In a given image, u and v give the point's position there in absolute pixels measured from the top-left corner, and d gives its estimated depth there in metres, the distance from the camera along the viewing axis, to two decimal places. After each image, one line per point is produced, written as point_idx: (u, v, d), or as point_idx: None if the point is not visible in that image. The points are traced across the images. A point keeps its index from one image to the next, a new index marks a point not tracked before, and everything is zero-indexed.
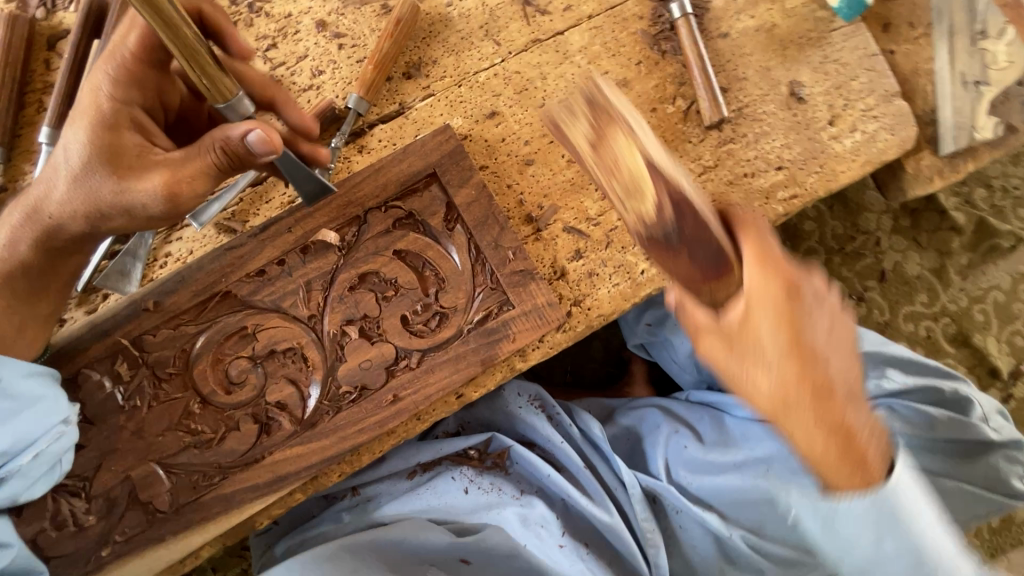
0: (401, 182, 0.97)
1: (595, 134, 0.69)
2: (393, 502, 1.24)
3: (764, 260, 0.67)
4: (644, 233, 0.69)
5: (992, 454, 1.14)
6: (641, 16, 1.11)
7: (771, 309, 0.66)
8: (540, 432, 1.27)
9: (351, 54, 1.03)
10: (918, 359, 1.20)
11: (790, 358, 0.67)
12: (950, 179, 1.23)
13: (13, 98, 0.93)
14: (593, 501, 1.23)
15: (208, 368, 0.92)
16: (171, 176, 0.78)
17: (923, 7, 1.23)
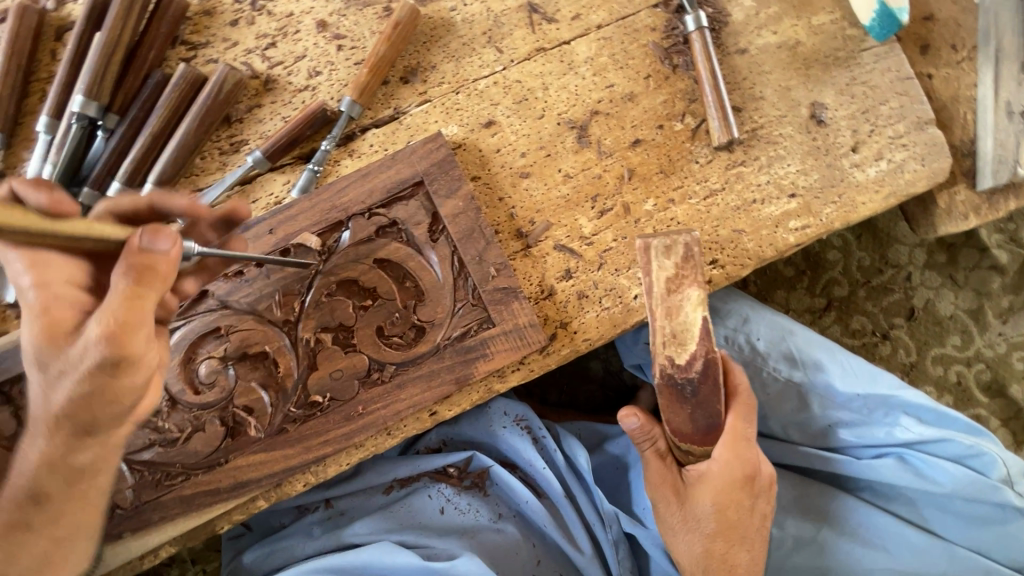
0: (387, 189, 0.95)
1: (671, 305, 0.84)
2: (365, 520, 1.20)
3: (734, 438, 0.89)
4: (677, 377, 0.86)
5: (1011, 521, 1.05)
6: (654, 28, 1.05)
7: (730, 460, 0.90)
8: (523, 455, 1.24)
9: (349, 56, 1.01)
10: (942, 410, 1.09)
11: (726, 490, 0.90)
12: (987, 218, 1.13)
13: (15, 86, 0.94)
14: (568, 535, 1.20)
15: (178, 367, 0.91)
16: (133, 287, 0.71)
17: (968, 28, 1.13)
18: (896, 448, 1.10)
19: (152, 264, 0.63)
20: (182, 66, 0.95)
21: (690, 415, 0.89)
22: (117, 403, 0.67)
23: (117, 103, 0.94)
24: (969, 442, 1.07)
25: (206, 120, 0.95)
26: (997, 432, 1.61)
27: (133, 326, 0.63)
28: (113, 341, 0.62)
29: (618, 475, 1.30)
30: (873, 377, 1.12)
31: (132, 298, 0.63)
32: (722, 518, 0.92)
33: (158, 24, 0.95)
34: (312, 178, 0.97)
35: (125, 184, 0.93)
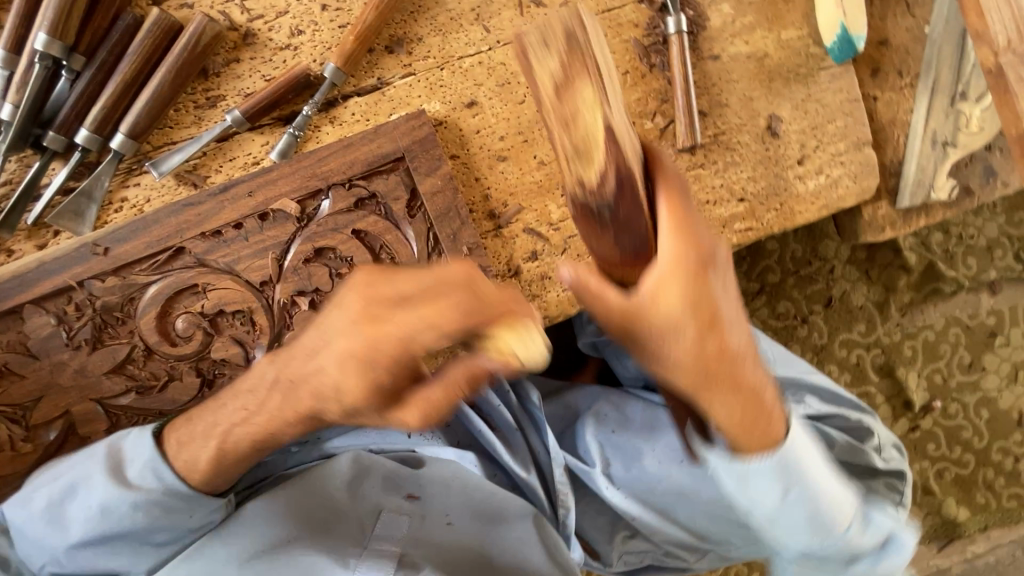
0: (370, 161, 0.98)
1: (563, 111, 0.70)
2: (342, 435, 1.29)
3: (655, 301, 0.73)
4: (587, 201, 0.75)
5: (876, 478, 1.22)
6: (637, 24, 1.09)
7: (628, 320, 0.75)
8: (482, 394, 1.36)
9: (334, 18, 0.99)
10: (837, 389, 1.25)
11: (688, 283, 0.73)
12: (900, 231, 1.31)
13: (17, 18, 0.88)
14: (516, 459, 1.34)
15: (154, 319, 0.94)
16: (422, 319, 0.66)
17: (914, 56, 1.25)
18: None
19: (382, 276, 0.70)
20: (155, 11, 0.91)
21: (613, 239, 0.76)
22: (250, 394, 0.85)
23: (83, 43, 0.90)
24: (854, 416, 1.22)
25: (183, 74, 0.92)
26: (881, 406, 1.90)
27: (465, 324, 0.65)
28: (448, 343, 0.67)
29: (565, 420, 1.45)
30: (785, 360, 1.29)
31: (398, 305, 0.67)
32: (700, 345, 0.75)
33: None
34: (291, 143, 0.98)
35: (95, 133, 0.91)
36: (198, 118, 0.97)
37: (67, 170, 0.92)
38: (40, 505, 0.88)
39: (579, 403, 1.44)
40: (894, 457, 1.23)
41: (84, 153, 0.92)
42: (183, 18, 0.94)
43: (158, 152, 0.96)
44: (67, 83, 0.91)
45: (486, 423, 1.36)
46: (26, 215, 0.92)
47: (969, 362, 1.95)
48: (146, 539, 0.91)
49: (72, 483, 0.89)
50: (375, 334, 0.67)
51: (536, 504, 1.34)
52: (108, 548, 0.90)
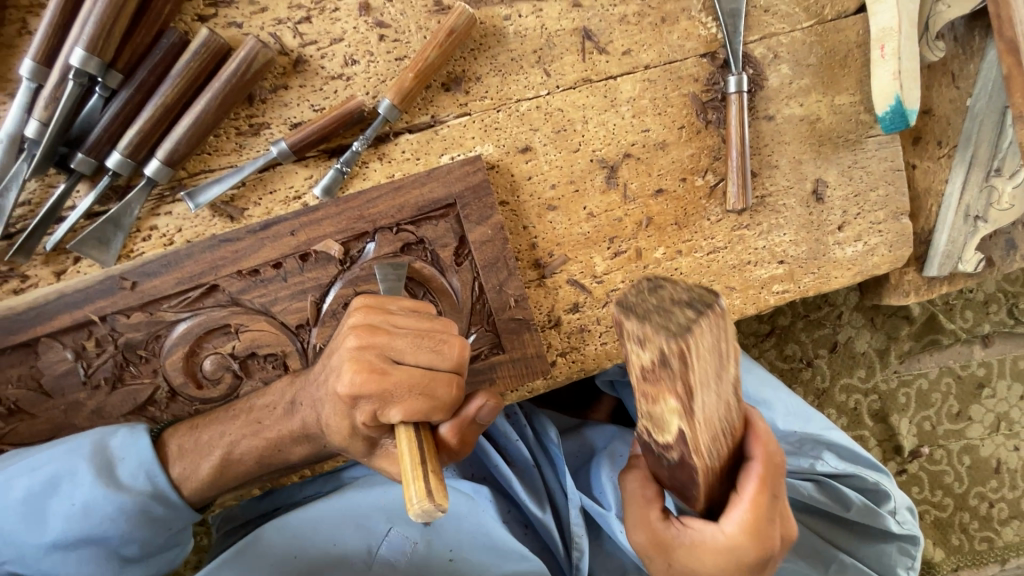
0: (419, 206, 0.93)
1: (647, 393, 0.64)
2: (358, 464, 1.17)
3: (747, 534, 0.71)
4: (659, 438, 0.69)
5: (888, 542, 1.24)
6: (697, 79, 1.06)
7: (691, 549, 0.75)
8: (499, 428, 1.37)
9: (390, 49, 0.94)
10: (854, 447, 1.27)
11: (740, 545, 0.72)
12: (922, 296, 1.33)
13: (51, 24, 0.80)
14: (532, 496, 1.31)
15: (181, 360, 0.88)
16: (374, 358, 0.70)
17: (955, 127, 1.26)
18: (817, 475, 1.25)
19: (382, 306, 0.75)
20: (203, 31, 0.84)
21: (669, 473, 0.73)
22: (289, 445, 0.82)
23: (121, 60, 0.82)
24: (873, 477, 1.24)
25: (228, 100, 0.86)
26: (872, 448, 1.96)
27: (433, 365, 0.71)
28: (418, 373, 0.70)
29: (580, 458, 1.43)
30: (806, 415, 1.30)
31: (393, 329, 0.72)
32: None
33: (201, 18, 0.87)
34: (338, 179, 0.93)
35: (128, 157, 0.84)
36: (238, 146, 0.91)
37: (94, 195, 0.85)
38: (20, 493, 0.77)
39: (595, 442, 1.43)
40: (908, 521, 1.25)
41: (113, 178, 0.85)
42: (232, 39, 0.88)
43: (194, 179, 0.90)
44: (100, 100, 0.84)
45: (502, 457, 1.35)
46: (45, 240, 0.85)
47: (957, 411, 2.00)
48: (115, 549, 0.81)
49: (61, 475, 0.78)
50: (356, 382, 0.69)
51: (548, 544, 1.31)
52: (76, 553, 0.79)
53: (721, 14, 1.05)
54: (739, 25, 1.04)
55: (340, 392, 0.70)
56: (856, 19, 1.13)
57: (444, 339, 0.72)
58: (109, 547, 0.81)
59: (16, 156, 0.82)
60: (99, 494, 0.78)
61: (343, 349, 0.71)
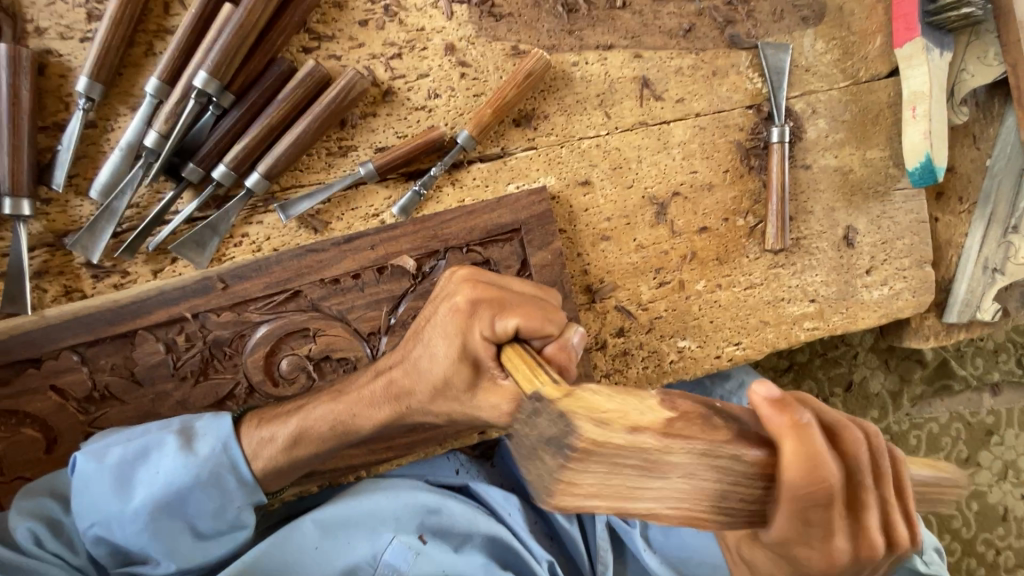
0: (487, 230, 1.01)
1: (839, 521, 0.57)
2: (403, 466, 1.20)
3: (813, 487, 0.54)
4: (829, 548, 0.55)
5: None
6: (742, 127, 1.16)
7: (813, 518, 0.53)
8: None
9: (470, 86, 1.03)
10: None
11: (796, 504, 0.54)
12: (941, 341, 1.40)
13: (176, 50, 0.89)
14: (560, 509, 1.34)
15: (261, 359, 0.95)
16: (483, 279, 0.81)
17: (974, 185, 1.35)
18: None
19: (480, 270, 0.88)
20: (310, 62, 0.93)
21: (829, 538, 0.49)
22: (358, 424, 0.85)
23: (236, 84, 0.91)
24: None
25: (325, 123, 0.94)
26: None
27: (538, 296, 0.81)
28: (528, 299, 0.79)
29: None
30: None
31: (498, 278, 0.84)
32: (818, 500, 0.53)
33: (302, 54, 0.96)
34: (415, 200, 1.01)
35: (232, 169, 0.92)
36: (327, 165, 0.99)
37: (197, 202, 0.93)
38: (113, 461, 0.84)
39: None
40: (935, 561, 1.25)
41: (216, 188, 0.93)
42: (331, 69, 0.97)
43: (286, 194, 0.98)
44: (211, 117, 0.92)
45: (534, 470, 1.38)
46: (148, 240, 0.93)
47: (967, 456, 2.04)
48: (190, 522, 0.87)
49: (149, 452, 0.85)
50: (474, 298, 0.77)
51: (574, 557, 1.33)
52: (153, 527, 0.85)
53: (767, 71, 1.15)
54: (783, 81, 1.14)
55: (459, 302, 0.76)
56: (889, 82, 1.23)
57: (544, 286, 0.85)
58: (185, 519, 0.87)
59: (132, 163, 0.90)
60: (180, 469, 0.84)
61: (458, 279, 0.81)
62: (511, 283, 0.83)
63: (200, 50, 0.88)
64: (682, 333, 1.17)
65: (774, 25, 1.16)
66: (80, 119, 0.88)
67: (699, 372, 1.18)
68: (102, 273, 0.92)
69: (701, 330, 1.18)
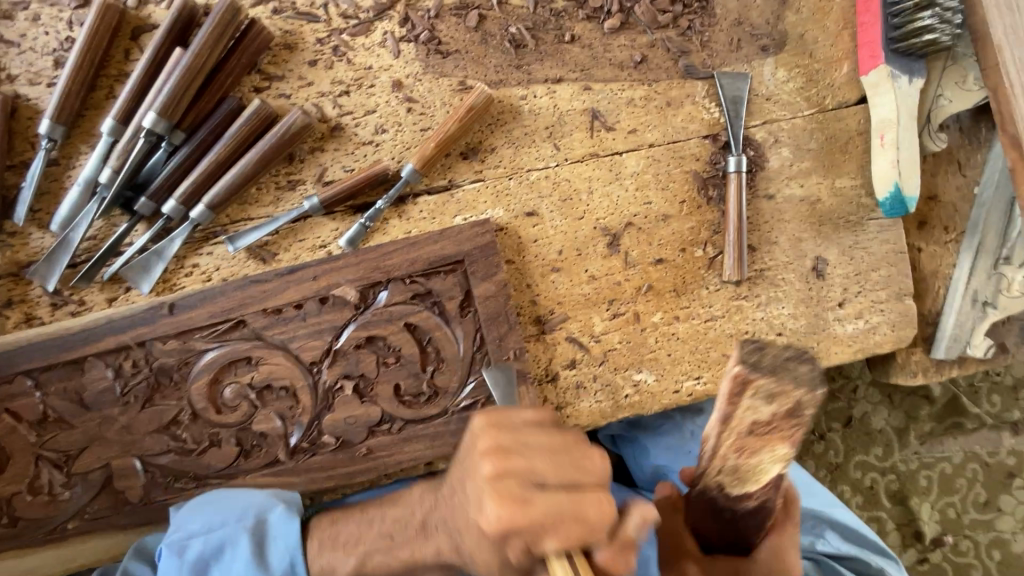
0: (430, 262, 1.02)
1: (746, 447, 0.68)
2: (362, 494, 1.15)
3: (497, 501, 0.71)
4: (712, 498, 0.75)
5: None
6: (699, 158, 1.14)
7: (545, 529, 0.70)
8: None
9: (417, 121, 1.06)
10: (863, 529, 1.22)
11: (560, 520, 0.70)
12: (931, 378, 1.32)
13: (132, 91, 0.94)
14: None
15: (205, 386, 0.97)
16: (504, 443, 0.76)
17: (962, 214, 1.28)
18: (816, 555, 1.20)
19: (505, 423, 0.78)
20: (255, 101, 0.98)
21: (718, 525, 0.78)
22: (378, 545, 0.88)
23: (186, 121, 0.96)
24: (878, 563, 1.19)
25: (270, 158, 0.98)
26: (890, 533, 1.85)
27: (579, 463, 0.76)
28: (582, 473, 0.75)
29: None
30: (810, 489, 1.25)
31: (526, 440, 0.77)
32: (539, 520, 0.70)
33: (253, 92, 1.01)
34: (361, 232, 1.03)
35: (181, 203, 0.96)
36: (276, 198, 1.03)
37: (150, 234, 0.98)
38: (192, 554, 0.93)
39: None
40: None
41: (167, 221, 0.98)
42: (280, 107, 1.02)
43: (235, 225, 1.02)
44: (163, 154, 0.97)
45: None
46: (103, 270, 0.98)
47: (985, 500, 1.88)
48: None
49: (222, 543, 0.93)
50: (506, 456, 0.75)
51: None
52: None
53: (723, 101, 1.13)
54: (740, 110, 1.13)
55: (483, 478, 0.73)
56: (857, 109, 1.19)
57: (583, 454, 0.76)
58: None
59: (90, 198, 0.96)
60: (251, 572, 0.91)
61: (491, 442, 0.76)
62: (528, 422, 0.79)
63: (152, 90, 0.94)
64: (637, 366, 1.14)
65: (731, 55, 1.15)
66: (42, 158, 0.94)
67: (657, 407, 1.15)
68: (60, 302, 0.97)
69: (658, 363, 1.14)
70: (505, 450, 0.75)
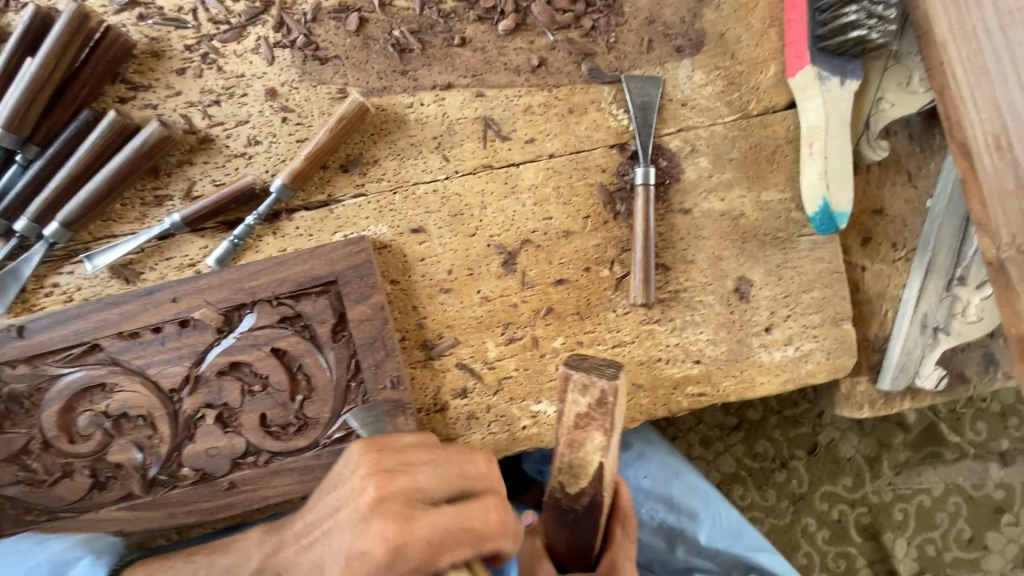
0: (299, 283, 0.95)
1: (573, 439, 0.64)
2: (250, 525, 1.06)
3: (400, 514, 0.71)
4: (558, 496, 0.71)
5: None
6: (605, 169, 1.05)
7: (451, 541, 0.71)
8: None
9: (292, 132, 0.99)
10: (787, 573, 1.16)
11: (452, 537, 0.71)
12: (879, 411, 1.20)
13: None
14: None
15: (56, 414, 0.92)
16: (387, 460, 0.77)
17: (912, 229, 1.15)
18: None
19: (389, 444, 0.80)
20: (111, 112, 0.91)
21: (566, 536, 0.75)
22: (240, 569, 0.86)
23: (39, 135, 0.91)
24: None
25: (127, 172, 0.92)
26: (862, 570, 1.69)
27: (464, 472, 0.77)
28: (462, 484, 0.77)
29: None
30: (736, 531, 1.19)
31: (411, 465, 0.77)
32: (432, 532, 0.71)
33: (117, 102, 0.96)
34: (229, 251, 0.97)
35: (34, 222, 0.91)
36: (139, 214, 0.97)
37: (3, 252, 0.93)
38: None
39: None
40: None
41: (21, 239, 0.93)
42: (144, 119, 0.96)
43: (97, 243, 0.96)
44: (17, 169, 0.92)
45: None
46: None
47: (969, 537, 1.70)
48: None
49: None
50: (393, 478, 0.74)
51: None
52: None
53: (631, 107, 1.03)
54: (649, 117, 1.03)
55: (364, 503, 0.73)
56: (786, 114, 1.08)
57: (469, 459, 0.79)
58: None
59: None
60: None
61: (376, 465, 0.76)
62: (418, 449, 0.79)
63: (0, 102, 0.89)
64: (536, 396, 1.05)
65: (641, 57, 1.05)
66: None
67: (558, 440, 1.05)
68: None
69: (560, 392, 1.05)
70: (392, 471, 0.75)
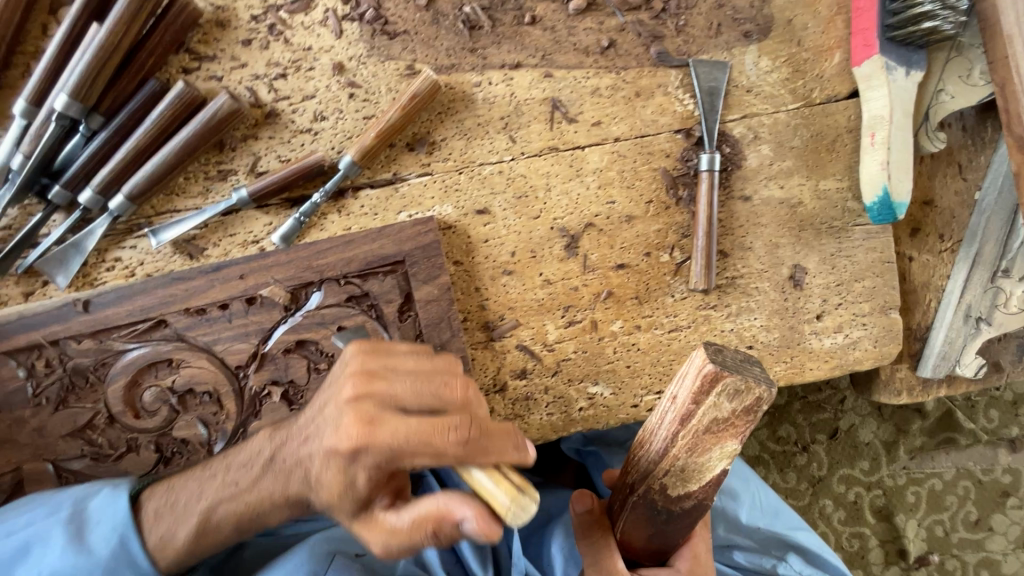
0: (367, 261, 0.95)
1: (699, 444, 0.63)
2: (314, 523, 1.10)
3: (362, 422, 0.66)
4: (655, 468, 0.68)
5: None
6: (669, 154, 1.05)
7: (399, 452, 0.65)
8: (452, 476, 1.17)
9: (359, 108, 0.97)
10: (824, 550, 1.20)
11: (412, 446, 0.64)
12: (916, 398, 1.23)
13: (44, 69, 0.87)
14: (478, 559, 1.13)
15: (123, 389, 0.92)
16: (368, 363, 0.71)
17: (960, 221, 1.18)
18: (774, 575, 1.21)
19: (387, 350, 0.73)
20: (180, 83, 0.89)
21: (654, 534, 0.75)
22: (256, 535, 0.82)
23: (104, 104, 0.89)
24: None
25: (194, 145, 0.90)
26: (873, 549, 1.74)
27: (438, 392, 0.68)
28: (431, 396, 0.68)
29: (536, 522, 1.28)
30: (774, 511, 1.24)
31: (393, 372, 0.70)
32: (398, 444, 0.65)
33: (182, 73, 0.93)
34: (295, 228, 0.95)
35: (98, 193, 0.89)
36: (202, 188, 0.95)
37: (65, 224, 0.91)
38: None
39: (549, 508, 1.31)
40: None
41: (84, 212, 0.91)
42: (209, 91, 0.94)
43: (160, 218, 0.95)
44: (81, 140, 0.90)
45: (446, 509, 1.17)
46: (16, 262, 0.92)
47: (976, 519, 1.77)
48: None
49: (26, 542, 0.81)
50: (365, 379, 0.69)
51: None
52: None
53: (698, 92, 1.03)
54: (716, 103, 1.03)
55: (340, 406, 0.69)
56: (848, 104, 1.08)
57: (444, 380, 0.69)
58: None
59: None
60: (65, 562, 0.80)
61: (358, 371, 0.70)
62: (410, 360, 0.72)
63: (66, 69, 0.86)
64: (593, 378, 1.06)
65: (710, 41, 1.04)
66: None
67: (613, 422, 1.07)
68: None
69: (616, 375, 1.06)
70: (369, 376, 0.69)
